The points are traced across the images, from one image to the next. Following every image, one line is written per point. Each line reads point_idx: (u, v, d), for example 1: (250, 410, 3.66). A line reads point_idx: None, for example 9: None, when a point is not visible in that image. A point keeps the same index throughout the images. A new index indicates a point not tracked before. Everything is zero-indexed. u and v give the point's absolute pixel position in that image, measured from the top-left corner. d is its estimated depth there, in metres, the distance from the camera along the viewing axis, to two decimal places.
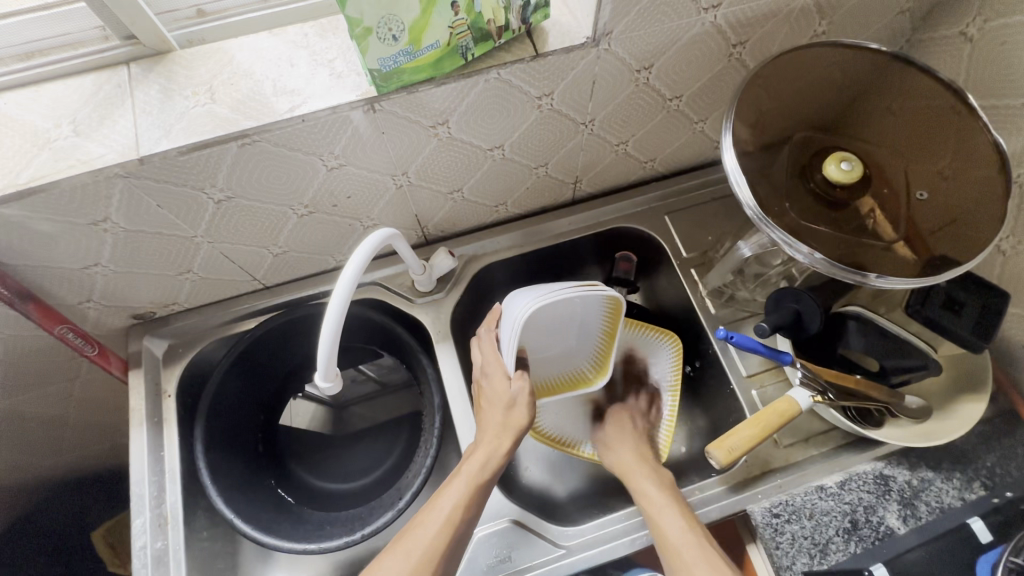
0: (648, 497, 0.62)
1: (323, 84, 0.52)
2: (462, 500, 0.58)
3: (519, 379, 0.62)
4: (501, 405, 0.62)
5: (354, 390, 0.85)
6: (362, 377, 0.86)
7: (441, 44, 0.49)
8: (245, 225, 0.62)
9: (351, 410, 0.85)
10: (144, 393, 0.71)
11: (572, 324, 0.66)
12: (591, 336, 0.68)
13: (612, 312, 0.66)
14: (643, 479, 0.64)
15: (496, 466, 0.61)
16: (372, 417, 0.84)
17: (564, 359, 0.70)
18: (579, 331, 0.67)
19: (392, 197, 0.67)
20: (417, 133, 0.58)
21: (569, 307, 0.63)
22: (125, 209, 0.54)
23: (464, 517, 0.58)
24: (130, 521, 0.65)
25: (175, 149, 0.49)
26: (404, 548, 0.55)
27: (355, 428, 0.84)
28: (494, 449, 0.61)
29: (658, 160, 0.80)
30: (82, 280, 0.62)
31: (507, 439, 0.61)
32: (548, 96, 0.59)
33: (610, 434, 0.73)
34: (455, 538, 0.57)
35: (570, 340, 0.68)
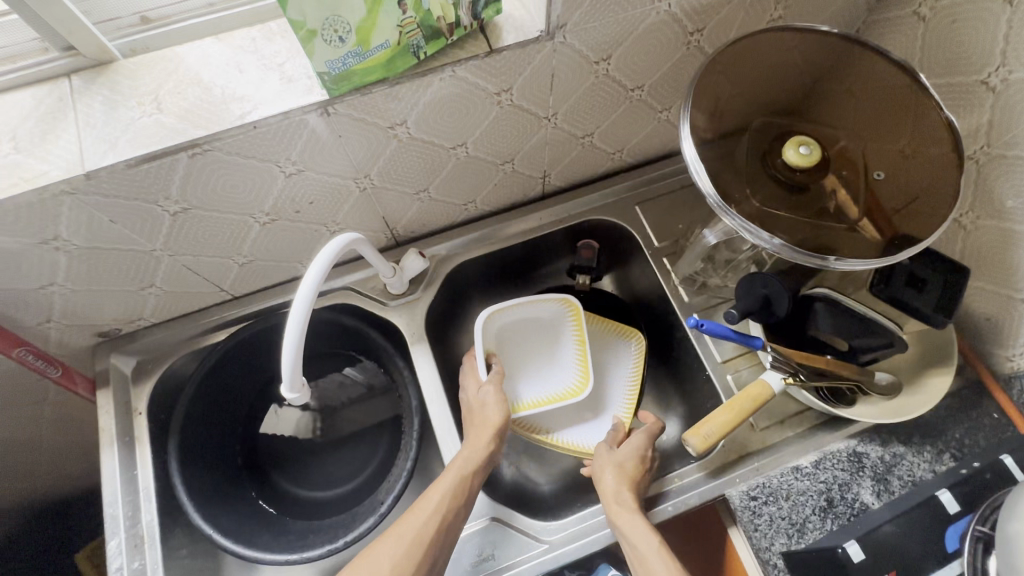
0: (632, 537, 0.60)
1: (273, 89, 0.51)
2: (451, 487, 0.60)
3: (489, 384, 0.70)
4: (478, 399, 0.69)
5: (342, 394, 0.82)
6: (350, 381, 0.83)
7: (391, 44, 0.48)
8: (206, 235, 0.61)
9: (339, 416, 0.81)
10: (114, 412, 0.70)
11: (542, 337, 0.80)
12: (563, 348, 0.79)
13: (573, 316, 0.79)
14: (633, 513, 0.62)
15: (479, 459, 0.63)
16: (362, 420, 0.81)
17: (544, 377, 0.78)
18: (551, 346, 0.80)
19: (357, 201, 0.66)
20: (375, 134, 0.57)
21: (532, 314, 0.79)
22: (77, 226, 0.53)
23: (456, 507, 0.60)
24: (105, 543, 0.64)
25: (123, 162, 0.48)
26: (397, 534, 0.57)
27: (340, 435, 0.81)
28: (478, 445, 0.64)
29: (625, 151, 0.80)
30: (38, 300, 0.60)
31: (487, 436, 0.65)
32: (507, 91, 0.59)
33: (613, 453, 0.68)
34: (446, 525, 0.58)
35: (546, 357, 0.79)
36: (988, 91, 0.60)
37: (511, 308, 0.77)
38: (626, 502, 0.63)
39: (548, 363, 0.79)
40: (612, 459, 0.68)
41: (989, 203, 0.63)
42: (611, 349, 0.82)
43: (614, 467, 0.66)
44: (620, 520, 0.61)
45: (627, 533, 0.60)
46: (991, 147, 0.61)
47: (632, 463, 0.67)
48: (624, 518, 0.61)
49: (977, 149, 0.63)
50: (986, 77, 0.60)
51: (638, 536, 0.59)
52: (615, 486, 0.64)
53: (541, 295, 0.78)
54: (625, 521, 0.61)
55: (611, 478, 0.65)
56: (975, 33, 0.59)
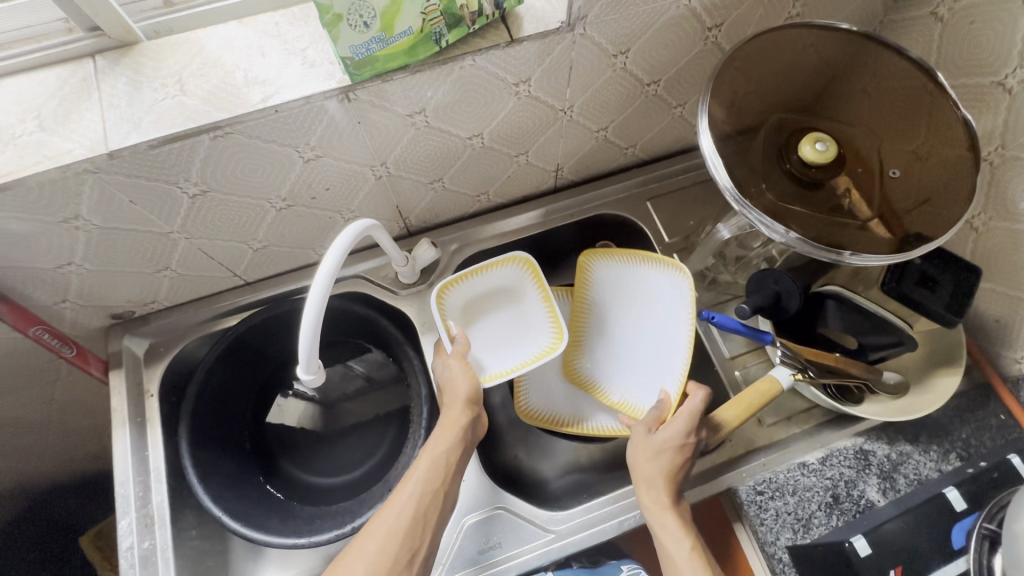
0: (666, 540, 0.58)
1: (296, 73, 0.51)
2: (425, 474, 0.60)
3: (453, 357, 0.69)
4: (458, 366, 0.68)
5: (342, 386, 0.82)
6: (351, 373, 0.82)
7: (414, 31, 0.48)
8: (222, 219, 0.61)
9: (342, 406, 0.81)
10: (126, 393, 0.70)
11: (506, 306, 0.75)
12: (531, 310, 0.75)
13: (533, 275, 0.75)
14: (666, 510, 0.60)
15: (455, 438, 0.63)
16: (368, 411, 0.81)
17: (515, 345, 0.74)
18: (517, 313, 0.75)
19: (372, 188, 0.66)
20: (394, 122, 0.57)
21: (489, 286, 0.75)
22: (97, 206, 0.53)
23: (434, 489, 0.60)
24: (116, 522, 0.65)
25: (146, 142, 0.48)
26: (374, 527, 0.57)
27: (345, 424, 0.81)
28: (452, 425, 0.64)
29: (639, 146, 0.80)
30: (55, 280, 0.61)
31: (461, 412, 0.65)
32: (525, 82, 0.59)
33: (649, 438, 0.64)
34: (424, 511, 0.59)
35: (513, 323, 0.75)
36: (1004, 93, 0.60)
37: (467, 279, 0.73)
38: (661, 497, 0.61)
39: (517, 329, 0.75)
40: (649, 448, 0.63)
41: (1002, 204, 0.64)
42: (662, 286, 0.76)
43: (647, 453, 0.63)
44: (656, 519, 0.60)
45: (660, 533, 0.59)
46: (1005, 149, 0.62)
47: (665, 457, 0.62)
48: (660, 517, 0.60)
49: (992, 150, 0.63)
50: (1003, 79, 0.60)
51: (676, 537, 0.58)
52: (651, 475, 0.62)
53: (494, 261, 0.74)
54: (662, 522, 0.59)
55: (652, 470, 0.62)
56: (993, 35, 0.59)
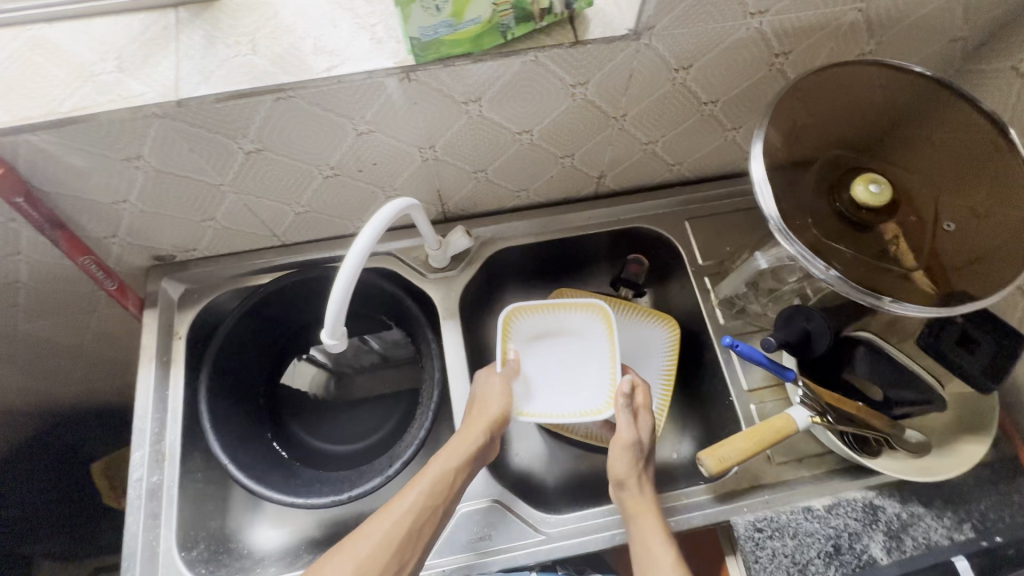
0: (648, 538, 0.60)
1: (363, 48, 0.52)
2: (428, 488, 0.60)
3: (497, 375, 0.70)
4: (495, 393, 0.69)
5: (357, 360, 0.85)
6: (367, 349, 0.85)
7: (483, 20, 0.49)
8: (271, 179, 0.63)
9: (353, 379, 0.85)
10: (157, 333, 0.73)
11: (573, 348, 0.75)
12: (596, 361, 0.74)
13: (606, 324, 0.75)
14: (653, 514, 0.62)
15: (467, 456, 0.63)
16: (378, 387, 0.85)
17: (570, 390, 0.73)
18: (581, 359, 0.74)
19: (418, 169, 0.67)
20: (449, 108, 0.58)
21: (567, 325, 0.76)
22: (158, 149, 0.55)
23: (434, 505, 0.60)
24: (130, 453, 0.67)
25: (213, 95, 0.50)
26: (367, 531, 0.57)
27: (355, 397, 0.84)
28: (467, 442, 0.64)
29: (685, 164, 0.79)
30: (107, 214, 0.63)
31: (479, 430, 0.65)
32: (582, 85, 0.59)
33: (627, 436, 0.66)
34: (417, 526, 0.58)
35: (573, 370, 0.74)
36: None
37: (542, 312, 0.75)
38: (648, 501, 0.63)
39: (578, 378, 0.74)
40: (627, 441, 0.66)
41: None
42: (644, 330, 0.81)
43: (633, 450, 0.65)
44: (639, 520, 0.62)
45: (647, 532, 0.61)
46: None
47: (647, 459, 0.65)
48: (645, 518, 0.62)
49: None
50: None
51: (655, 532, 0.60)
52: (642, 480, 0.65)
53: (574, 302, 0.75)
54: (648, 524, 0.61)
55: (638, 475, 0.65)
56: None
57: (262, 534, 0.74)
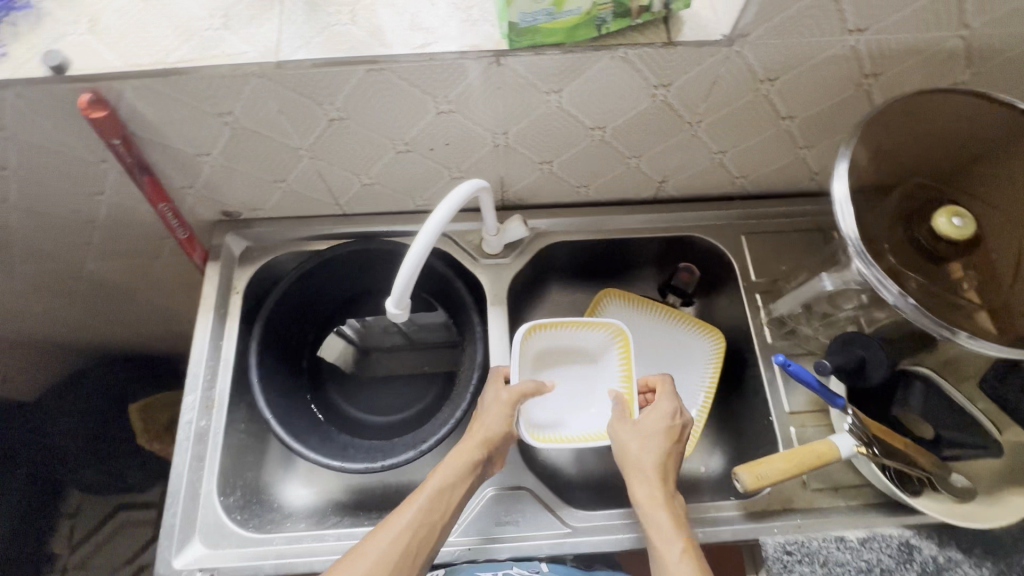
0: (654, 532, 0.57)
1: (458, 28, 0.54)
2: (425, 502, 0.58)
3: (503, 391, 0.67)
4: (495, 407, 0.66)
5: (382, 339, 0.87)
6: (393, 329, 0.87)
7: (582, 12, 0.49)
8: (347, 148, 0.65)
9: (375, 358, 0.87)
10: (217, 285, 0.76)
11: (585, 367, 0.75)
12: (605, 381, 0.74)
13: (622, 346, 0.73)
14: (661, 508, 0.58)
15: (464, 472, 0.61)
16: (403, 367, 0.86)
17: (580, 413, 0.73)
18: (591, 381, 0.75)
19: (487, 154, 0.68)
20: (531, 96, 0.59)
21: (578, 342, 0.75)
22: (249, 107, 0.57)
23: (432, 522, 0.58)
24: (183, 396, 0.70)
25: (312, 61, 0.52)
26: (365, 549, 0.55)
27: (377, 374, 0.86)
28: (463, 457, 0.62)
29: (750, 178, 0.78)
30: (190, 165, 0.66)
31: (477, 445, 0.63)
32: (665, 87, 0.59)
33: (638, 425, 0.64)
34: (416, 544, 0.56)
35: (583, 391, 0.74)
36: None
37: (554, 329, 0.74)
38: (658, 492, 0.59)
39: (586, 396, 0.74)
40: (638, 432, 0.63)
41: None
42: (686, 340, 0.81)
43: (629, 444, 0.63)
44: (646, 512, 0.59)
45: (653, 527, 0.57)
46: None
47: (652, 457, 0.61)
48: (651, 511, 0.58)
49: None
50: None
51: (663, 534, 0.57)
52: (648, 469, 0.61)
53: (590, 321, 0.74)
54: (652, 517, 0.58)
55: (647, 461, 0.61)
56: None
57: (291, 492, 0.77)
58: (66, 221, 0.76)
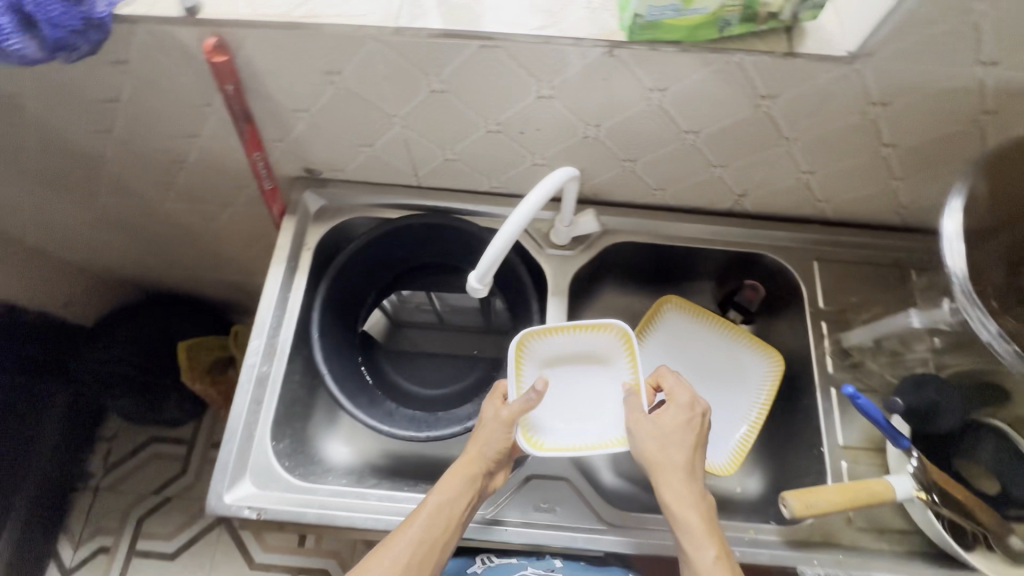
0: (686, 535, 0.57)
1: (576, 15, 0.54)
2: (428, 518, 0.59)
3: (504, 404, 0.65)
4: (495, 423, 0.65)
5: (414, 315, 0.89)
6: (426, 307, 0.89)
7: (708, 12, 0.49)
8: (439, 122, 0.66)
9: (405, 332, 0.88)
10: (291, 239, 0.78)
11: (589, 371, 0.73)
12: (612, 384, 0.72)
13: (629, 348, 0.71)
14: (690, 509, 0.57)
15: (468, 488, 0.61)
16: (436, 346, 0.87)
17: (586, 420, 0.71)
18: (596, 386, 0.72)
19: (574, 144, 0.68)
20: (634, 91, 0.59)
21: (580, 347, 0.73)
22: (357, 70, 0.59)
23: (437, 537, 0.58)
24: (249, 340, 0.72)
25: (429, 31, 0.53)
26: (372, 563, 0.56)
27: (406, 350, 0.88)
28: (467, 472, 0.62)
29: (833, 203, 0.76)
30: (287, 119, 0.68)
31: (481, 461, 0.63)
32: (771, 99, 0.58)
33: (658, 422, 0.63)
34: (422, 560, 0.57)
35: (588, 396, 0.72)
36: None
37: (554, 336, 0.72)
38: (686, 494, 0.58)
39: (595, 400, 0.72)
40: (658, 429, 0.62)
41: None
42: (742, 357, 0.79)
43: (648, 443, 0.62)
44: (676, 513, 0.58)
45: (684, 531, 0.57)
46: None
47: (677, 456, 0.60)
48: (680, 512, 0.57)
49: None
50: None
51: (694, 538, 0.56)
52: (673, 469, 0.60)
53: (593, 325, 0.72)
54: (682, 519, 0.57)
55: (672, 459, 0.60)
56: None
57: (333, 448, 0.80)
58: (155, 159, 0.79)
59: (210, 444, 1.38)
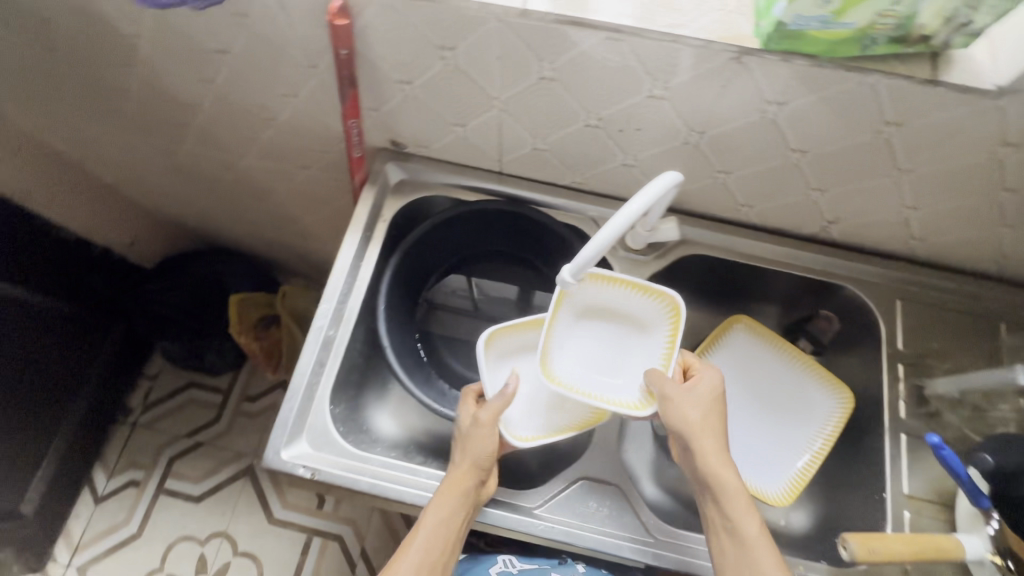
0: (726, 499, 0.56)
1: (708, 16, 0.52)
2: (427, 539, 0.58)
3: (484, 412, 0.63)
4: (477, 432, 0.62)
5: (450, 300, 0.88)
6: (462, 292, 0.89)
7: (857, 27, 0.46)
8: (539, 110, 0.65)
9: (438, 315, 0.88)
10: (369, 208, 0.78)
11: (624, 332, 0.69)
12: (644, 352, 0.68)
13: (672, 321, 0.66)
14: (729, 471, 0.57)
15: (461, 501, 0.60)
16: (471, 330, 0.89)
17: (607, 377, 0.68)
18: (625, 349, 0.69)
19: (672, 149, 0.66)
20: (751, 102, 0.57)
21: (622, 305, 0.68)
22: (472, 48, 0.58)
23: (437, 554, 0.58)
24: (319, 303, 0.73)
25: (555, 17, 0.52)
26: None
27: (441, 332, 0.88)
28: (458, 487, 0.60)
29: (930, 243, 0.73)
30: (387, 90, 0.68)
31: (469, 474, 0.61)
32: (895, 125, 0.56)
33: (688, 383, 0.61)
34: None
35: (614, 355, 0.69)
36: None
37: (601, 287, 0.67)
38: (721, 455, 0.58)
39: (620, 360, 0.69)
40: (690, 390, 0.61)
41: None
42: (807, 389, 0.76)
43: (677, 403, 0.59)
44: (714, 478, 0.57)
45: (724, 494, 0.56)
46: None
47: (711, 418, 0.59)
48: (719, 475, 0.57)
49: None
50: None
51: (737, 504, 0.55)
52: (706, 428, 0.58)
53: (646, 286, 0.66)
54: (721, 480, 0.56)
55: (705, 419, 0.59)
56: None
57: (381, 421, 0.80)
58: (247, 114, 0.80)
59: (243, 397, 1.41)
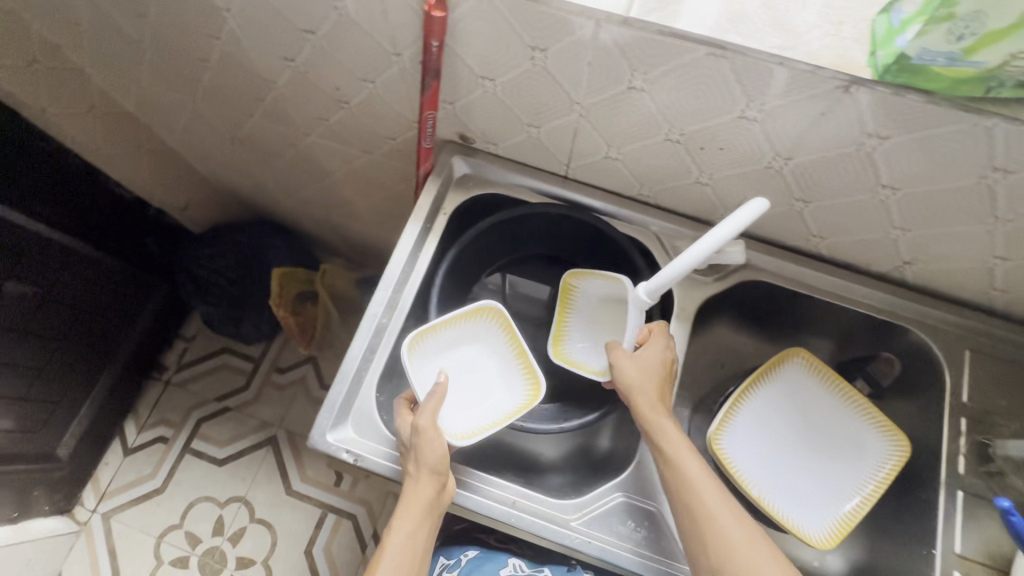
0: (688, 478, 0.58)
1: (819, 42, 0.50)
2: (395, 554, 0.59)
3: (422, 421, 0.62)
4: (421, 439, 0.62)
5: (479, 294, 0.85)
6: (493, 287, 0.86)
7: (986, 67, 0.45)
8: (621, 120, 0.64)
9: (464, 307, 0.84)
10: (431, 200, 0.78)
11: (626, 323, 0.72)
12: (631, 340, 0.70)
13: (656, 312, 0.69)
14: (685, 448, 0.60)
15: (420, 509, 0.60)
16: None
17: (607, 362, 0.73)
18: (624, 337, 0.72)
19: (753, 172, 0.64)
20: (850, 133, 0.54)
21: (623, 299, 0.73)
22: (565, 52, 0.57)
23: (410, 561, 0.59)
24: (375, 290, 0.73)
25: (660, 28, 0.51)
26: None
27: None
28: (416, 498, 0.60)
29: (1011, 297, 0.69)
30: (468, 85, 0.68)
31: (423, 482, 0.61)
32: (1003, 173, 0.53)
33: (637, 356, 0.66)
34: None
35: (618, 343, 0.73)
36: None
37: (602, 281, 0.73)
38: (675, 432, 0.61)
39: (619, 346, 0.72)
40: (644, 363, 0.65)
41: None
42: (859, 432, 0.74)
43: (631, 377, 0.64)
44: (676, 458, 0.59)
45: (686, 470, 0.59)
46: None
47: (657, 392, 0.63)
48: (678, 452, 0.60)
49: None
50: None
51: (705, 487, 0.57)
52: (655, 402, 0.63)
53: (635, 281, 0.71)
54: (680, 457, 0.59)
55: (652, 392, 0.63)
56: None
57: None
58: (320, 93, 0.81)
59: (273, 369, 1.44)
